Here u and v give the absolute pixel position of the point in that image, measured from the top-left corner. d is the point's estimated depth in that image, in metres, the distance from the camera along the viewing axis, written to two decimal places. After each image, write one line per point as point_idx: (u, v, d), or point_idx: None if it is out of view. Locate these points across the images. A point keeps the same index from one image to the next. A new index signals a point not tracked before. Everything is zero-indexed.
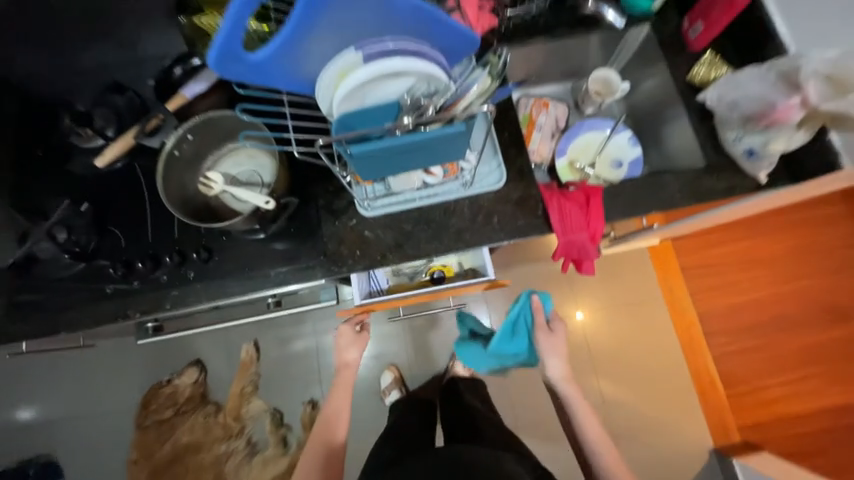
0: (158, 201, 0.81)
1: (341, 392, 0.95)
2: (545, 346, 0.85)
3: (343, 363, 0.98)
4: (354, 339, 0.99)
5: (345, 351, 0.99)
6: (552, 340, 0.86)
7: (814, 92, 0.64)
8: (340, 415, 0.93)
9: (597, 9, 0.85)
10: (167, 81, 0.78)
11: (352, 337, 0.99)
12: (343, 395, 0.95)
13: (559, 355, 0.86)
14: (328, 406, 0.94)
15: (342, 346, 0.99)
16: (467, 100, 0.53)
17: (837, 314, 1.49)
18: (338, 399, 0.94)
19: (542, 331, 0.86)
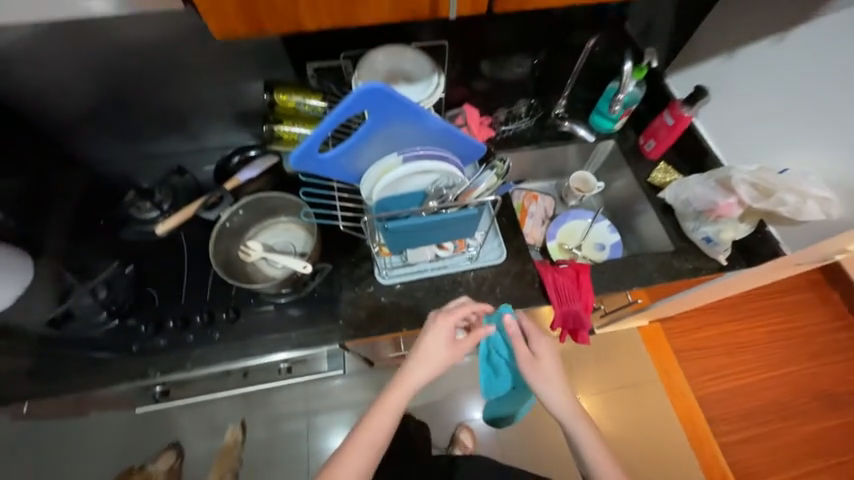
0: (196, 266, 0.90)
1: (388, 413, 0.69)
2: (540, 383, 0.71)
3: (406, 381, 0.69)
4: (436, 349, 0.70)
5: (414, 362, 0.70)
6: (547, 371, 0.72)
7: (745, 195, 0.81)
8: (372, 447, 0.68)
9: (572, 128, 1.10)
10: (225, 168, 0.94)
11: (438, 342, 0.70)
12: (389, 417, 0.69)
13: (562, 386, 0.72)
14: (361, 432, 0.68)
15: (426, 352, 0.70)
16: (478, 192, 0.67)
17: (830, 400, 1.51)
18: (378, 420, 0.69)
19: (531, 365, 0.72)
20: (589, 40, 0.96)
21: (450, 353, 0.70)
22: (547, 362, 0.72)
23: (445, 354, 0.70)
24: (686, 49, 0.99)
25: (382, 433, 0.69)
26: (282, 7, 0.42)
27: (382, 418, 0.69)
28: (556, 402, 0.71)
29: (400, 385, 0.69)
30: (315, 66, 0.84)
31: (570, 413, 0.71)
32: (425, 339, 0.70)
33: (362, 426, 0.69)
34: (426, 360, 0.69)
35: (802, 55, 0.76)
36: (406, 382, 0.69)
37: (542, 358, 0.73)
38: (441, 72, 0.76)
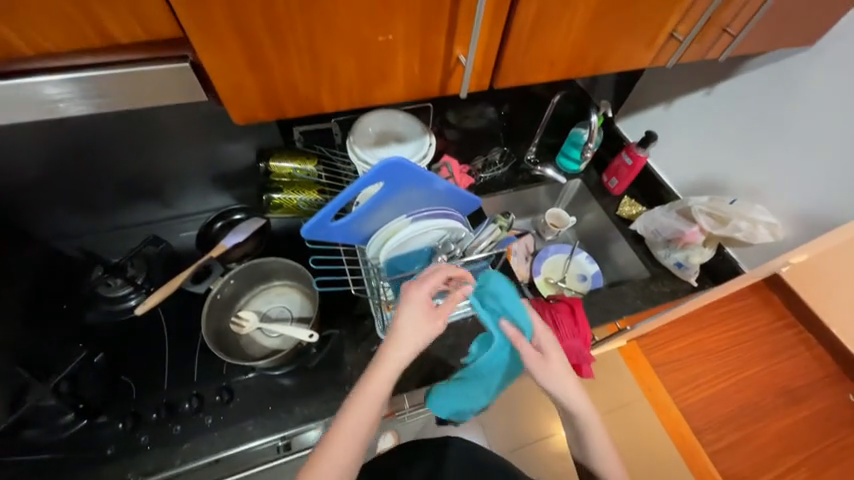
0: (179, 344, 0.82)
1: (369, 408, 0.52)
2: (546, 380, 0.58)
3: (388, 359, 0.53)
4: (421, 322, 0.54)
5: (397, 337, 0.54)
6: (553, 364, 0.59)
7: (706, 223, 0.93)
8: (351, 455, 0.51)
9: (543, 172, 1.18)
10: (208, 234, 0.90)
11: (423, 314, 0.55)
12: (372, 415, 0.52)
13: (568, 374, 0.59)
14: (333, 441, 0.51)
15: (410, 324, 0.54)
16: (483, 244, 0.69)
17: (794, 395, 1.64)
18: (354, 421, 0.52)
19: (536, 360, 0.59)
20: (554, 96, 1.07)
21: (440, 325, 0.55)
22: (556, 356, 0.60)
23: (433, 328, 0.55)
24: (631, 98, 1.12)
25: (362, 437, 0.52)
26: (304, 93, 0.44)
27: (361, 416, 0.52)
28: (565, 399, 0.58)
29: (385, 368, 0.53)
30: (302, 129, 0.85)
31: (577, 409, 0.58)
32: (410, 307, 0.55)
33: (333, 432, 0.52)
34: (413, 336, 0.54)
35: (729, 105, 0.90)
36: (390, 366, 0.53)
37: (551, 356, 0.60)
38: (431, 133, 0.81)
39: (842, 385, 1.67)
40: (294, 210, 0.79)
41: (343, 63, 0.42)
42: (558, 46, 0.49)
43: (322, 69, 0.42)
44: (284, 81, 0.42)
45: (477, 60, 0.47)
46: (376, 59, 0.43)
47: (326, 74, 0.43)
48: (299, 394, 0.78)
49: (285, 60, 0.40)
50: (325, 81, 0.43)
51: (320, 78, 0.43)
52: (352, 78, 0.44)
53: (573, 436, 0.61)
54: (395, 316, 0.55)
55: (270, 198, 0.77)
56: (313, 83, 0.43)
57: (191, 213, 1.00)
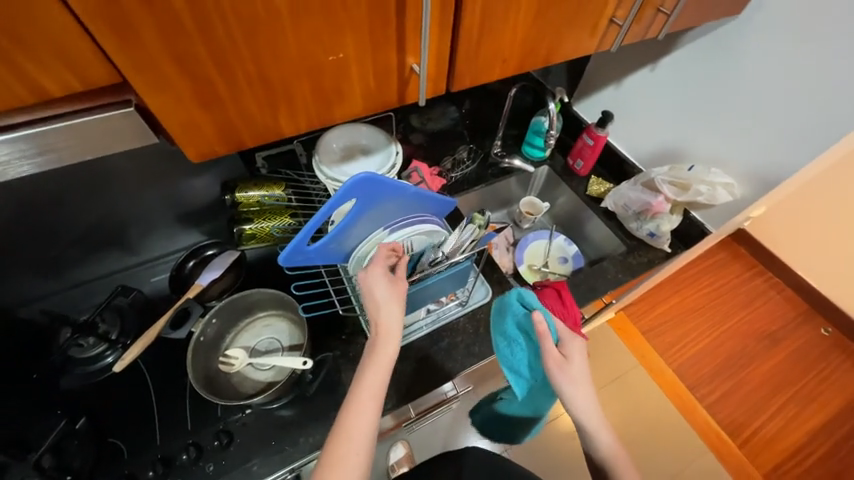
0: (167, 394, 0.78)
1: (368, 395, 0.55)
2: (565, 382, 0.59)
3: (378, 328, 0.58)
4: (385, 287, 0.59)
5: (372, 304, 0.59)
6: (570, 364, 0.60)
7: (669, 192, 0.97)
8: (362, 452, 0.52)
9: (510, 164, 1.20)
10: (181, 275, 0.86)
11: (388, 285, 0.60)
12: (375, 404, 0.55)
13: (581, 378, 0.60)
14: (342, 438, 0.52)
15: (381, 299, 0.59)
16: (463, 246, 0.68)
17: (772, 338, 1.74)
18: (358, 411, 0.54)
19: (555, 363, 0.60)
20: (510, 89, 1.09)
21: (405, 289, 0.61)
22: (577, 366, 0.60)
23: (401, 292, 0.60)
24: (583, 83, 1.16)
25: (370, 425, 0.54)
26: (261, 121, 0.43)
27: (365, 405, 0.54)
28: (582, 401, 0.58)
29: (375, 348, 0.57)
30: (264, 155, 0.83)
31: (588, 412, 0.58)
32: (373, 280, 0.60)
33: (342, 426, 0.53)
34: (390, 308, 0.59)
35: (673, 78, 0.94)
36: (381, 343, 0.58)
37: (572, 358, 0.61)
38: (397, 141, 0.81)
39: (813, 321, 1.79)
40: (270, 239, 0.76)
41: (297, 84, 0.41)
42: (508, 41, 0.50)
43: (276, 93, 0.41)
44: (239, 111, 0.41)
45: (431, 63, 0.47)
46: (331, 79, 0.42)
47: (282, 98, 0.42)
48: (301, 423, 0.76)
49: (235, 90, 0.39)
50: (281, 105, 0.42)
51: (275, 102, 0.42)
52: (308, 99, 0.43)
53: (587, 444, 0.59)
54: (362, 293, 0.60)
55: (242, 230, 0.74)
56: (269, 109, 0.42)
57: (160, 255, 0.96)
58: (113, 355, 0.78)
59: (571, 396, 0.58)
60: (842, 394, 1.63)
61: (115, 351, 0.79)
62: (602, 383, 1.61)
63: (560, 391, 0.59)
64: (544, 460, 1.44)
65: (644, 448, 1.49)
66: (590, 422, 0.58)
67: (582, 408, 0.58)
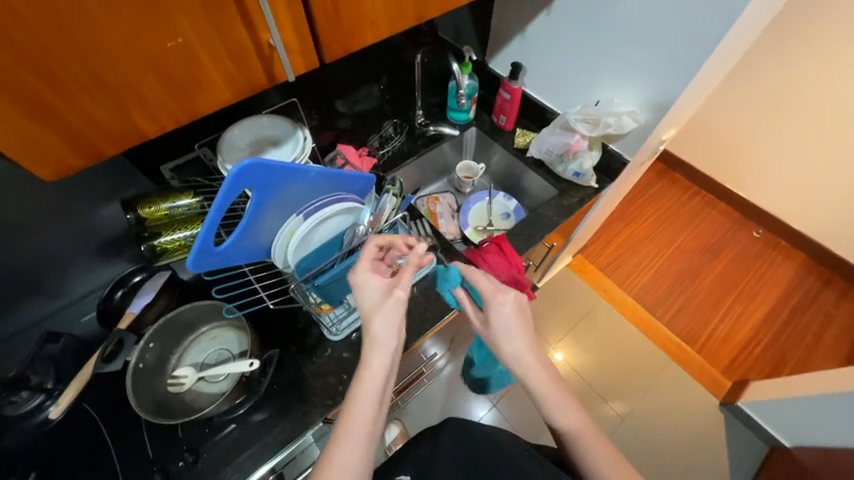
0: (122, 428, 0.75)
1: (367, 407, 0.51)
2: (499, 340, 0.63)
3: (372, 329, 0.56)
4: (377, 290, 0.59)
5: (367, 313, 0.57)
6: (494, 313, 0.64)
7: (583, 129, 1.02)
8: (362, 440, 0.50)
9: (438, 130, 1.21)
10: (110, 308, 0.81)
11: (381, 290, 0.59)
12: (371, 417, 0.51)
13: (518, 337, 0.62)
14: (341, 439, 0.49)
15: (371, 306, 0.57)
16: (385, 213, 0.71)
17: (714, 249, 1.89)
18: (354, 421, 0.50)
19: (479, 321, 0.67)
20: (416, 56, 1.09)
21: (401, 296, 0.58)
22: (508, 326, 0.63)
23: (395, 300, 0.58)
24: (493, 36, 1.15)
25: (363, 439, 0.50)
26: (112, 123, 0.42)
27: (361, 415, 0.51)
28: (521, 354, 0.61)
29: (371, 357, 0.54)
30: (170, 167, 0.80)
31: (533, 372, 0.60)
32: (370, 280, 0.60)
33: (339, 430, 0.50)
34: (387, 319, 0.56)
35: (565, 21, 0.97)
36: (376, 352, 0.55)
37: (500, 316, 0.63)
38: (304, 126, 0.79)
39: (745, 227, 1.94)
40: (185, 248, 0.75)
41: (141, 81, 0.40)
42: (368, 3, 0.50)
43: (121, 95, 0.40)
44: (84, 119, 0.40)
45: (291, 37, 0.47)
46: (177, 68, 0.42)
47: (130, 98, 0.41)
48: (268, 424, 0.77)
49: (69, 98, 0.38)
50: (133, 106, 0.42)
51: (124, 103, 0.41)
52: (162, 95, 0.43)
53: (540, 404, 0.59)
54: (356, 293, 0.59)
55: (153, 245, 0.72)
56: (119, 111, 0.41)
57: (86, 292, 0.90)
58: (49, 403, 0.71)
59: (508, 350, 0.62)
60: (779, 285, 1.79)
61: (50, 398, 0.72)
62: (572, 323, 1.71)
63: (499, 348, 0.63)
64: (527, 407, 1.51)
65: (616, 374, 1.60)
66: (531, 379, 0.59)
67: (521, 364, 0.61)
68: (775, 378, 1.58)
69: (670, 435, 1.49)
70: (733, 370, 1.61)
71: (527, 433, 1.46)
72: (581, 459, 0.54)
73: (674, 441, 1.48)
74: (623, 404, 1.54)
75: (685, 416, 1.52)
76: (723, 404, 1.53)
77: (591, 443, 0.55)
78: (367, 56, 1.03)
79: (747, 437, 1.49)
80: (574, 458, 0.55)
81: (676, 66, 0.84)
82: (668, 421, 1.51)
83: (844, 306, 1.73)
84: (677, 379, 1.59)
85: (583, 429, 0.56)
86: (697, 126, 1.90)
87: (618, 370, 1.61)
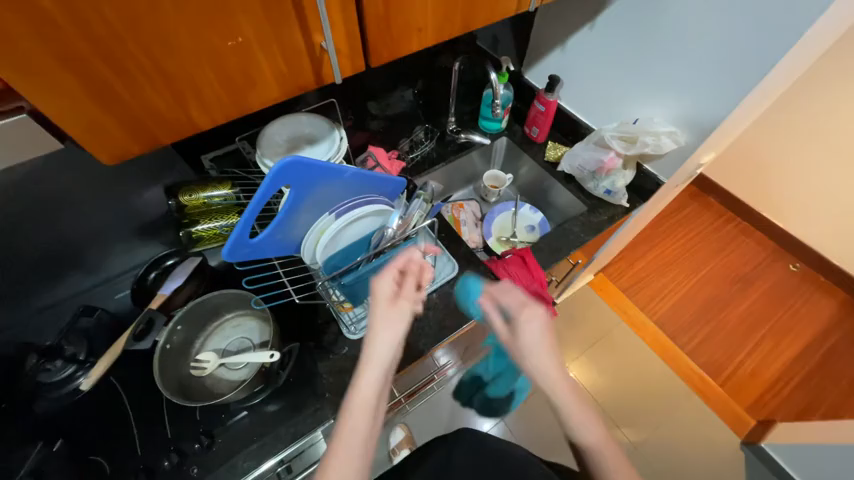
0: (144, 405, 0.78)
1: (361, 421, 0.51)
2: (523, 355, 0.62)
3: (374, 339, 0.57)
4: (385, 301, 0.60)
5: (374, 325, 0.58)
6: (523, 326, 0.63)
7: (619, 147, 0.99)
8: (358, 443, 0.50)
9: (468, 138, 1.21)
10: (143, 287, 0.84)
11: (389, 303, 0.60)
12: (366, 430, 0.51)
13: (540, 352, 0.61)
14: (342, 436, 0.50)
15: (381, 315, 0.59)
16: (413, 220, 0.72)
17: (745, 279, 1.81)
18: (349, 437, 0.50)
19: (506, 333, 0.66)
20: (454, 63, 1.09)
21: (407, 307, 0.60)
22: (531, 337, 0.62)
23: (400, 310, 0.60)
24: (531, 48, 1.15)
25: (360, 443, 0.50)
26: (170, 114, 0.44)
27: (355, 429, 0.50)
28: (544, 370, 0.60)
29: (367, 372, 0.54)
30: (210, 157, 0.83)
31: (557, 388, 0.58)
32: (381, 301, 0.60)
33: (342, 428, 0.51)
34: (392, 326, 0.58)
35: (607, 38, 0.96)
36: (374, 366, 0.55)
37: (525, 326, 0.63)
38: (340, 127, 0.81)
39: (781, 259, 1.85)
40: (220, 238, 0.76)
41: (201, 75, 0.42)
42: (420, 11, 0.51)
43: (180, 87, 0.42)
44: (144, 108, 0.42)
45: (342, 41, 0.48)
46: (234, 65, 0.44)
47: (188, 91, 0.43)
48: (282, 415, 0.78)
49: (133, 86, 0.40)
50: (190, 98, 0.44)
51: (183, 96, 0.43)
52: (218, 89, 0.45)
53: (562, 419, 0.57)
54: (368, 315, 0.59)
55: (191, 232, 0.74)
56: (177, 102, 0.43)
57: (122, 271, 0.94)
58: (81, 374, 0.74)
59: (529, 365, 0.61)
60: (814, 323, 1.69)
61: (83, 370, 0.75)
62: (588, 342, 1.67)
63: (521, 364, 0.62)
64: (536, 424, 1.48)
65: (631, 399, 1.55)
66: (556, 395, 0.58)
67: (545, 380, 0.59)
68: (805, 421, 1.49)
69: (685, 470, 1.43)
70: (758, 408, 1.53)
71: (535, 449, 1.43)
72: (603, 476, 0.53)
73: (689, 476, 1.42)
74: (637, 432, 1.49)
75: (703, 452, 1.45)
76: (745, 443, 1.46)
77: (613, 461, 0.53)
78: (405, 61, 1.04)
79: None
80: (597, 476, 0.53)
81: (724, 88, 0.81)
82: (684, 455, 1.45)
83: None
84: (697, 412, 1.52)
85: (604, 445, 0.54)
86: (735, 150, 1.83)
87: (634, 396, 1.55)
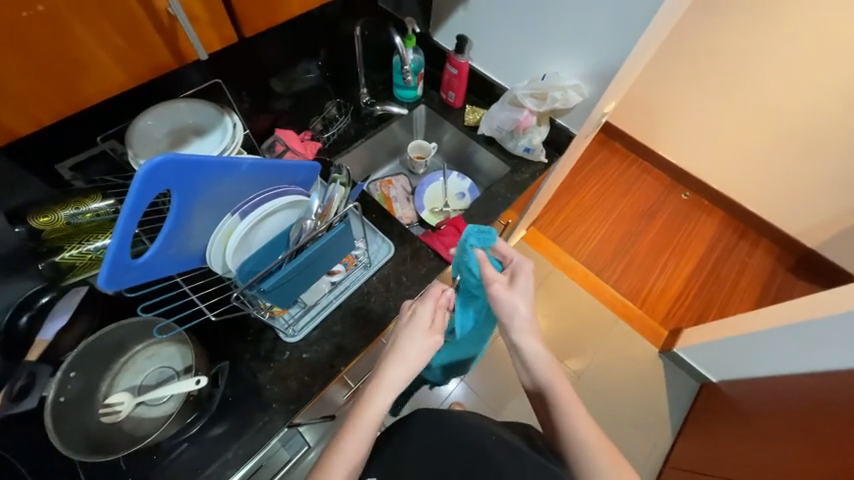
0: (46, 473, 0.65)
1: (364, 436, 0.57)
2: (506, 303, 0.68)
3: (395, 374, 0.60)
4: (420, 336, 0.63)
5: (397, 359, 0.61)
6: (509, 290, 0.68)
7: (531, 104, 1.01)
8: (360, 450, 0.56)
9: (385, 110, 1.14)
10: (15, 336, 0.64)
11: (420, 334, 0.63)
12: (365, 448, 0.56)
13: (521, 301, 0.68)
14: (343, 443, 0.56)
15: (410, 347, 0.62)
16: (335, 203, 0.64)
17: (650, 213, 2.05)
18: (351, 446, 0.56)
19: (497, 284, 0.68)
20: (355, 28, 1.00)
21: (438, 342, 0.64)
22: (516, 286, 0.69)
23: (432, 345, 0.63)
24: (434, 7, 1.09)
25: (361, 450, 0.56)
26: None
27: (357, 442, 0.56)
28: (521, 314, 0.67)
29: (381, 398, 0.59)
30: (69, 164, 0.69)
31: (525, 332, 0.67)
32: (415, 334, 0.63)
33: (342, 434, 0.57)
34: (418, 353, 0.62)
35: None
36: (388, 392, 0.59)
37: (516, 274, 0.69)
38: (231, 111, 0.70)
39: (675, 190, 2.11)
40: (98, 262, 0.64)
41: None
42: None
43: None
44: None
45: (197, 7, 0.43)
46: (39, 45, 0.36)
47: None
48: (226, 439, 0.71)
49: None
50: None
51: None
52: (29, 80, 0.37)
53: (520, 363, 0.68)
54: (397, 344, 0.63)
55: (55, 262, 0.62)
56: None
57: None
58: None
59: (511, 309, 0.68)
60: (704, 240, 2.00)
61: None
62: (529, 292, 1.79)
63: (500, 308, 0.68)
64: (493, 377, 1.57)
65: (571, 335, 1.71)
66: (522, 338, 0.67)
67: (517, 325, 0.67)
68: (703, 324, 1.78)
69: (620, 385, 1.64)
70: (669, 321, 1.79)
71: (493, 401, 1.53)
72: (556, 408, 0.62)
73: (624, 389, 1.63)
74: (581, 362, 1.66)
75: (632, 367, 1.67)
76: (663, 352, 1.70)
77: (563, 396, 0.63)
78: (299, 29, 0.93)
79: (684, 377, 1.68)
80: (552, 412, 0.63)
81: (616, 39, 0.85)
82: (618, 372, 1.66)
83: (755, 255, 1.97)
84: (624, 334, 1.74)
85: (557, 384, 0.64)
86: (632, 97, 2.01)
87: (573, 331, 1.72)
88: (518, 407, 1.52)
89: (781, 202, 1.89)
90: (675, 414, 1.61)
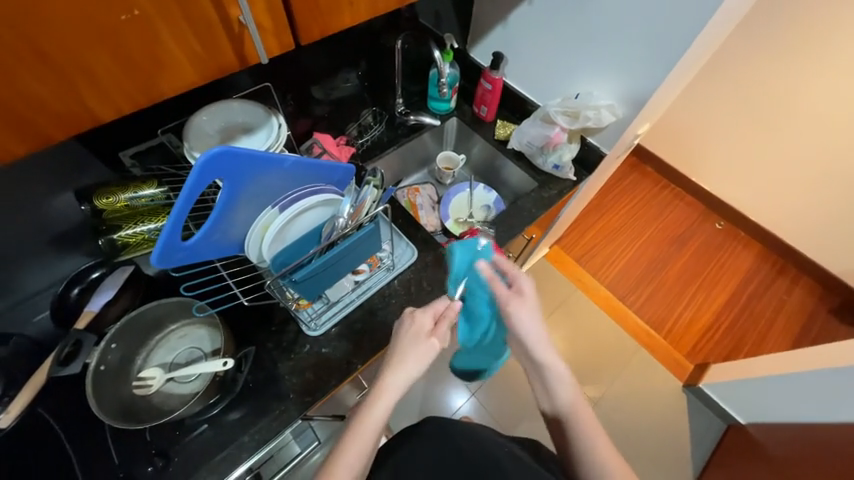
0: (81, 434, 0.69)
1: (369, 439, 0.58)
2: (518, 319, 0.65)
3: (392, 381, 0.61)
4: (418, 342, 0.63)
5: (395, 366, 0.61)
6: (525, 308, 0.66)
7: (563, 122, 1.02)
8: (361, 450, 0.57)
9: (418, 120, 1.18)
10: (66, 306, 0.73)
11: (420, 339, 0.63)
12: (368, 448, 0.58)
13: (534, 322, 0.66)
14: (349, 443, 0.58)
15: (406, 351, 0.62)
16: (367, 204, 0.67)
17: (681, 240, 1.98)
18: (356, 446, 0.57)
19: (512, 303, 0.66)
20: (397, 42, 1.05)
21: (436, 345, 0.63)
22: (528, 301, 0.66)
23: (430, 349, 0.63)
24: (474, 25, 1.13)
25: (365, 449, 0.58)
26: (63, 101, 0.41)
27: (362, 444, 0.57)
28: (535, 335, 0.65)
29: (382, 400, 0.60)
30: (131, 153, 0.74)
31: (540, 348, 0.65)
32: (414, 339, 0.63)
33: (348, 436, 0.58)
34: (414, 359, 0.62)
35: (545, 14, 0.97)
36: (391, 395, 0.60)
37: (524, 293, 0.67)
38: (278, 113, 0.75)
39: (709, 218, 2.04)
40: (150, 242, 0.70)
41: (94, 58, 0.40)
42: None
43: (69, 73, 0.39)
44: (31, 101, 0.39)
45: (262, 15, 0.47)
46: (129, 43, 0.41)
47: (80, 78, 0.40)
48: (244, 423, 0.74)
49: (12, 75, 0.36)
50: (84, 85, 0.41)
51: (74, 84, 0.40)
52: (116, 73, 0.42)
53: (540, 384, 0.66)
54: (397, 349, 0.63)
55: (112, 239, 0.67)
56: (67, 90, 0.40)
57: (41, 288, 0.79)
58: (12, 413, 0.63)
59: (525, 330, 0.65)
60: (737, 273, 1.91)
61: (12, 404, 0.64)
62: (548, 311, 1.76)
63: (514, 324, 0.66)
64: (505, 394, 1.54)
65: (589, 359, 1.66)
66: (540, 357, 0.65)
67: (531, 344, 0.65)
68: (732, 360, 1.68)
69: (637, 416, 1.57)
70: (695, 354, 1.71)
71: (503, 420, 1.50)
72: (577, 438, 0.61)
73: (641, 422, 1.56)
74: (597, 389, 1.61)
75: (652, 398, 1.60)
76: (687, 386, 1.62)
77: (586, 421, 0.62)
78: (345, 40, 0.98)
79: (709, 416, 1.59)
80: (572, 443, 0.61)
81: (653, 62, 0.85)
82: (637, 403, 1.59)
83: (794, 292, 1.86)
84: (645, 363, 1.67)
85: (576, 415, 0.62)
86: (668, 121, 1.97)
87: (591, 355, 1.67)
88: (529, 429, 1.48)
89: (824, 239, 1.80)
90: (697, 454, 1.52)
